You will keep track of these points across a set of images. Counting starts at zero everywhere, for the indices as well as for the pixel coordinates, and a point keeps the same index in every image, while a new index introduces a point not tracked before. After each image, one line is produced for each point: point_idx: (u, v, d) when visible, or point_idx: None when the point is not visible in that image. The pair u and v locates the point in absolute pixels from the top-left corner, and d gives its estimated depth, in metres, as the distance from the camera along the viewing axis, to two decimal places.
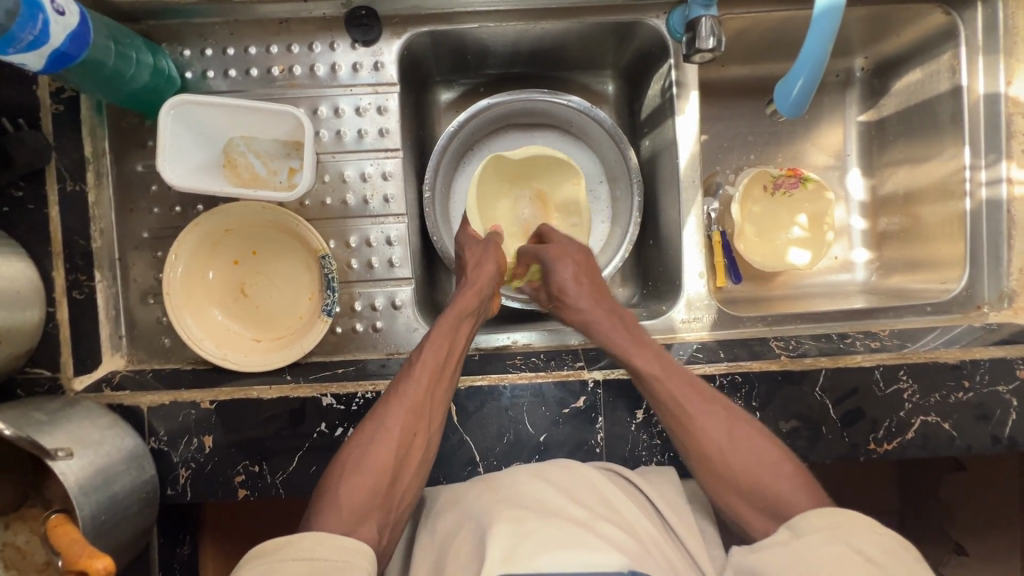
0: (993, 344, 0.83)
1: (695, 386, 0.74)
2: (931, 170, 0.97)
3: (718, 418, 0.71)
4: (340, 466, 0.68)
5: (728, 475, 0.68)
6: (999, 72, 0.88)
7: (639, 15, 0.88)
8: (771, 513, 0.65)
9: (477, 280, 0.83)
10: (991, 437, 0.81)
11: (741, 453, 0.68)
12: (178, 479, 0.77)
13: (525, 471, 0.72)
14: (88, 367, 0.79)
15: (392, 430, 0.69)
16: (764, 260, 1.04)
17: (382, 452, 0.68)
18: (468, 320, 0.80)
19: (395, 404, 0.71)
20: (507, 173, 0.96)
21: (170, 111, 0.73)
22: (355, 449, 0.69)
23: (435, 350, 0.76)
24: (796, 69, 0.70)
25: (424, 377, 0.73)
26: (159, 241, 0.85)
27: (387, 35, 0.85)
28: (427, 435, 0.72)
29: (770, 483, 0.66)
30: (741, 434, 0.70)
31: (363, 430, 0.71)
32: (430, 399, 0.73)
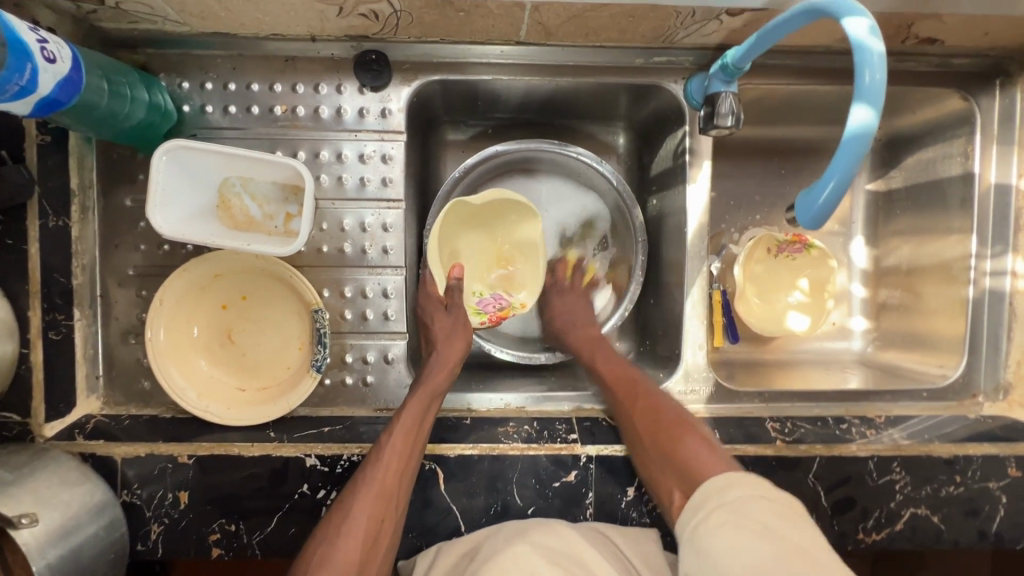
0: (985, 440, 0.83)
1: (629, 372, 0.83)
2: (936, 251, 0.97)
3: (642, 397, 0.78)
4: (305, 560, 0.64)
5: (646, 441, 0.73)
6: (1011, 164, 0.89)
7: (656, 79, 0.86)
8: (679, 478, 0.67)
9: (446, 358, 0.81)
10: (978, 532, 0.81)
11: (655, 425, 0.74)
12: (149, 535, 0.74)
13: (510, 528, 0.72)
14: (61, 410, 0.75)
15: (359, 520, 0.66)
16: (763, 323, 1.03)
17: (348, 547, 0.65)
18: (437, 401, 0.77)
19: (363, 492, 0.68)
20: (468, 215, 0.88)
21: (163, 156, 0.69)
22: (323, 540, 0.65)
23: (403, 430, 0.73)
24: (826, 172, 0.55)
25: (393, 463, 0.70)
26: (145, 279, 0.82)
27: (396, 81, 0.82)
28: (394, 523, 0.69)
29: (679, 457, 0.68)
30: (653, 408, 0.76)
31: (331, 518, 0.68)
32: (398, 487, 0.69)
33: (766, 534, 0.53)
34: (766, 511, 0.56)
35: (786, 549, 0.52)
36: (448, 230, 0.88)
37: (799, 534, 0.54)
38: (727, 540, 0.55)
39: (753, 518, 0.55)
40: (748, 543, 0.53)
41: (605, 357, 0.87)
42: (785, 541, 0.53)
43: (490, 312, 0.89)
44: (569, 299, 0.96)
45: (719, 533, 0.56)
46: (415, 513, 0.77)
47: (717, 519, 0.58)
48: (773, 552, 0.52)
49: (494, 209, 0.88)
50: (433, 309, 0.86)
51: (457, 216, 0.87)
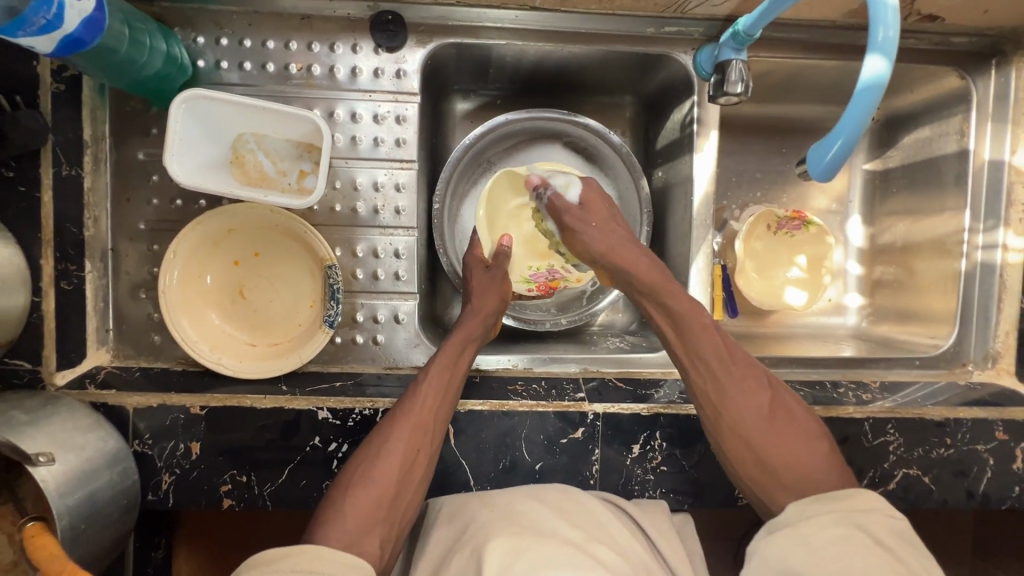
0: (975, 405, 0.87)
1: (735, 351, 0.76)
2: (930, 227, 1.00)
3: (758, 388, 0.73)
4: (347, 479, 0.68)
5: (756, 442, 0.70)
6: (1004, 140, 0.91)
7: (667, 49, 0.87)
8: (796, 487, 0.67)
9: (482, 306, 0.84)
10: (966, 492, 0.84)
11: (780, 436, 0.70)
12: (160, 485, 0.74)
13: (522, 490, 0.74)
14: (71, 361, 0.75)
15: (397, 447, 0.69)
16: (761, 296, 1.06)
17: (388, 469, 0.68)
18: (473, 346, 0.81)
19: (400, 421, 0.71)
20: (525, 188, 0.94)
21: (181, 104, 0.70)
22: (361, 463, 0.69)
23: (440, 369, 0.76)
24: (833, 129, 0.58)
25: (429, 398, 0.73)
26: (156, 234, 0.82)
27: (411, 43, 0.83)
28: (430, 454, 0.72)
29: (802, 463, 0.68)
30: (770, 406, 0.72)
31: (368, 444, 0.71)
32: (434, 420, 0.72)
33: (881, 552, 0.56)
34: (881, 526, 0.58)
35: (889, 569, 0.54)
36: (499, 202, 0.94)
37: (907, 558, 0.55)
38: (822, 542, 0.58)
39: (866, 529, 0.58)
40: (851, 555, 0.56)
41: (709, 325, 0.77)
42: (895, 563, 0.55)
43: (540, 283, 0.95)
44: (603, 232, 0.82)
45: (819, 534, 0.59)
46: None
47: (823, 522, 0.60)
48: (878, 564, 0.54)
49: None
50: (472, 268, 0.89)
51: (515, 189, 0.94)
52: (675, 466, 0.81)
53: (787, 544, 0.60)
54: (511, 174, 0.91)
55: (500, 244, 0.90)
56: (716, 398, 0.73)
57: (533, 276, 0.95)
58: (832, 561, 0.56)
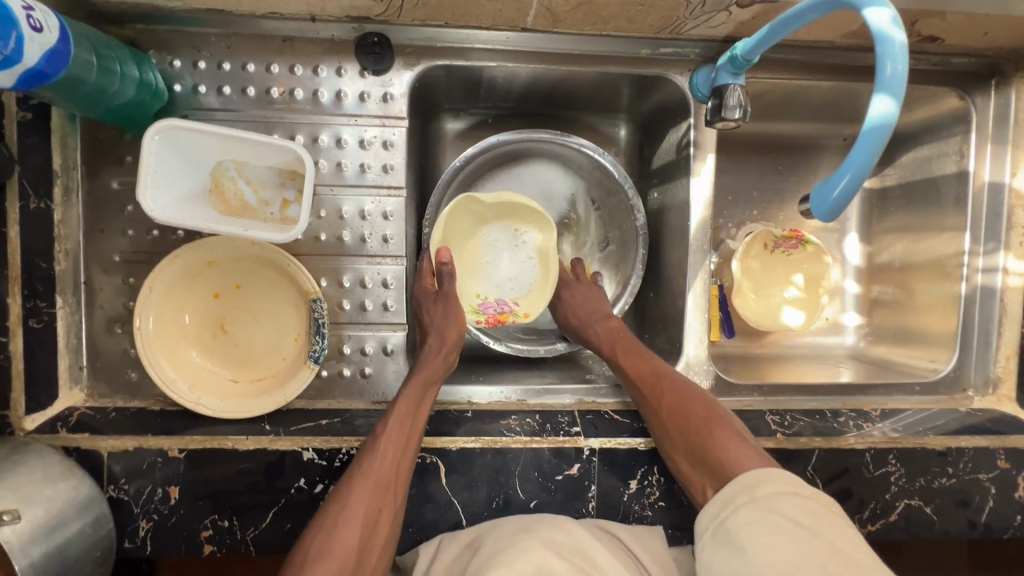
0: (976, 432, 0.85)
1: (651, 363, 0.82)
2: (929, 248, 0.98)
3: (673, 385, 0.78)
4: (304, 550, 0.64)
5: (674, 434, 0.74)
6: (1004, 162, 0.90)
7: (663, 70, 0.85)
8: (712, 472, 0.69)
9: (443, 340, 0.79)
10: (968, 522, 0.83)
11: (693, 416, 0.74)
12: (137, 532, 0.71)
13: (512, 524, 0.72)
14: (42, 403, 0.72)
15: (357, 511, 0.66)
16: (759, 317, 1.04)
17: (347, 538, 0.64)
18: (433, 389, 0.77)
19: (359, 482, 0.67)
20: (483, 213, 0.88)
21: (155, 135, 0.66)
22: (319, 532, 0.65)
23: (398, 420, 0.72)
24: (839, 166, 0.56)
25: (388, 454, 0.69)
26: (132, 265, 0.78)
27: (398, 65, 0.80)
28: (393, 512, 0.69)
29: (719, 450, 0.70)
30: (683, 403, 0.76)
31: (326, 509, 0.67)
32: (395, 478, 0.68)
33: (802, 534, 0.58)
34: (796, 505, 0.60)
35: (811, 550, 0.56)
36: (457, 225, 0.87)
37: (825, 531, 0.58)
38: (748, 536, 0.60)
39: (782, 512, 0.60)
40: (770, 538, 0.58)
41: (631, 346, 0.84)
42: (815, 541, 0.57)
43: (489, 313, 0.88)
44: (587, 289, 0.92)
45: (746, 528, 0.61)
46: (415, 507, 0.75)
47: (747, 513, 0.62)
48: (803, 554, 0.56)
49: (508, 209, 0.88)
50: (423, 301, 0.82)
51: (472, 212, 0.87)
52: (673, 501, 0.78)
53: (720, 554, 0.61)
54: (473, 199, 0.84)
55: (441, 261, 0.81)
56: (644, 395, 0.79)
57: (480, 305, 0.89)
58: (768, 555, 0.57)
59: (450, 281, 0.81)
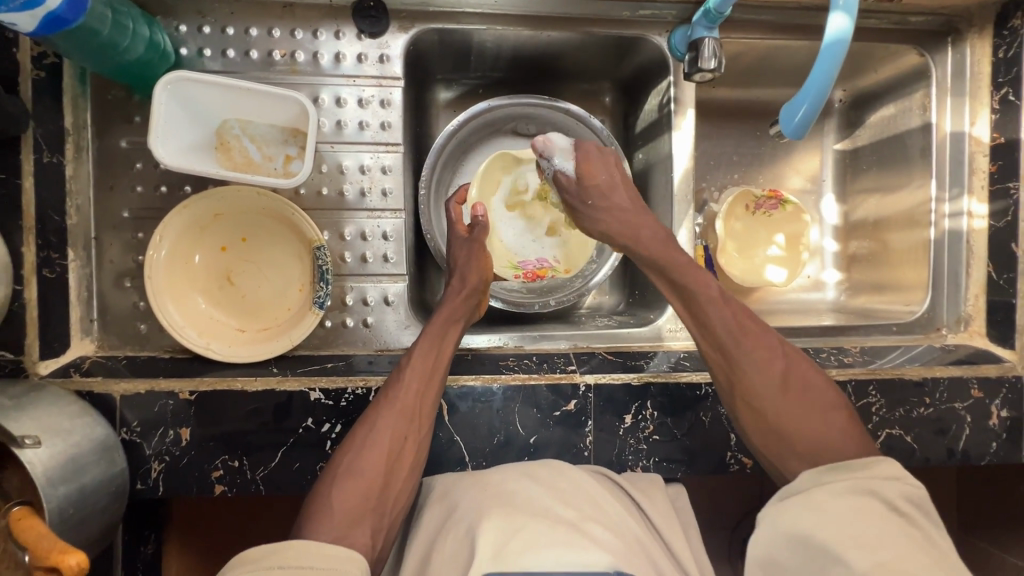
0: (950, 364, 0.90)
1: (744, 321, 0.72)
2: (900, 200, 1.04)
3: (770, 354, 0.70)
4: (333, 472, 0.67)
5: (766, 415, 0.67)
6: (964, 113, 0.96)
7: (642, 32, 0.90)
8: (814, 460, 0.63)
9: (466, 281, 0.83)
10: (947, 450, 0.87)
11: (803, 404, 0.66)
12: (149, 473, 0.73)
13: (516, 468, 0.71)
14: (55, 350, 0.74)
15: (383, 435, 0.69)
16: (743, 274, 1.09)
17: (376, 455, 0.68)
18: (455, 327, 0.81)
19: (386, 410, 0.70)
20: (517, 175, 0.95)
21: (165, 87, 0.70)
22: (349, 452, 0.68)
23: (424, 353, 0.76)
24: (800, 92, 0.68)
25: (413, 382, 0.73)
26: (140, 222, 0.81)
27: (393, 29, 0.85)
28: (419, 440, 0.71)
29: (827, 437, 0.64)
30: (793, 376, 0.69)
31: (356, 431, 0.70)
32: (421, 405, 0.72)
33: (897, 520, 0.51)
34: (894, 491, 0.53)
35: (907, 536, 0.50)
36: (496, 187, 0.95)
37: (922, 525, 0.51)
38: (836, 514, 0.52)
39: (881, 494, 0.53)
40: (870, 524, 0.50)
41: (716, 299, 0.73)
42: (912, 530, 0.50)
43: (526, 270, 0.95)
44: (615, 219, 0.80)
45: (835, 505, 0.53)
46: None
47: (838, 492, 0.54)
48: (899, 534, 0.49)
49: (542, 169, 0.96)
50: (455, 245, 0.88)
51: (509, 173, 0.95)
52: (667, 435, 0.81)
53: (796, 514, 0.54)
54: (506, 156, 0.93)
55: (476, 213, 0.89)
56: (728, 363, 0.70)
57: (519, 264, 0.95)
58: (855, 530, 0.50)
59: (484, 231, 0.88)
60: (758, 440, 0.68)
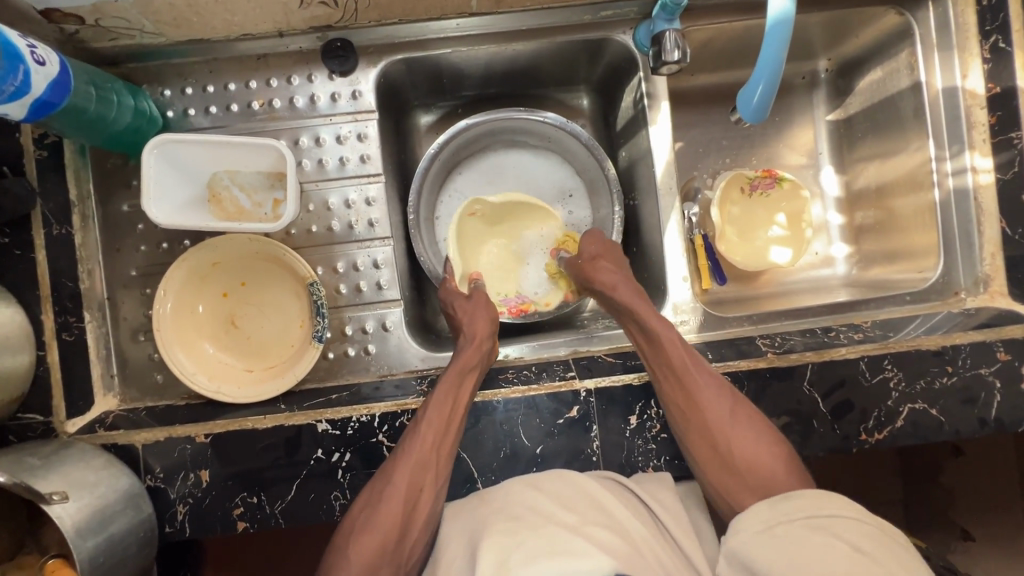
0: (972, 329, 0.85)
1: (699, 363, 0.78)
2: (900, 163, 1.00)
3: (717, 392, 0.76)
4: (350, 526, 0.70)
5: (722, 455, 0.73)
6: (954, 66, 0.91)
7: (605, 32, 0.91)
8: (758, 492, 0.70)
9: (478, 332, 0.84)
10: (979, 420, 0.82)
11: (744, 437, 0.73)
12: (176, 516, 0.75)
13: (519, 481, 0.71)
14: (80, 408, 0.79)
15: (399, 487, 0.70)
16: (746, 259, 1.06)
17: (389, 511, 0.69)
18: (472, 377, 0.79)
19: (401, 463, 0.72)
20: (487, 215, 0.98)
21: (153, 150, 0.74)
22: (365, 508, 0.70)
23: (439, 406, 0.75)
24: (753, 76, 0.72)
25: (428, 433, 0.73)
26: (147, 278, 0.87)
27: (363, 65, 0.88)
28: (435, 490, 0.72)
29: (762, 463, 0.71)
30: (739, 412, 0.75)
31: (375, 483, 0.72)
32: (435, 456, 0.73)
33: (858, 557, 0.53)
34: (853, 529, 0.56)
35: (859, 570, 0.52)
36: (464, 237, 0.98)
37: (887, 561, 0.52)
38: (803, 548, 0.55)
39: (839, 539, 0.55)
40: None
41: (674, 338, 0.79)
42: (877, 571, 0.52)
43: (511, 305, 0.97)
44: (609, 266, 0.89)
45: (798, 541, 0.57)
46: None
47: (799, 529, 0.58)
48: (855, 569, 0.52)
49: (512, 211, 0.98)
50: (451, 302, 0.89)
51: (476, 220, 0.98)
52: None
53: (763, 551, 0.58)
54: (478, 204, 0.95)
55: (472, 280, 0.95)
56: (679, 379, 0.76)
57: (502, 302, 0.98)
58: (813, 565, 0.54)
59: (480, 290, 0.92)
60: (699, 458, 0.74)
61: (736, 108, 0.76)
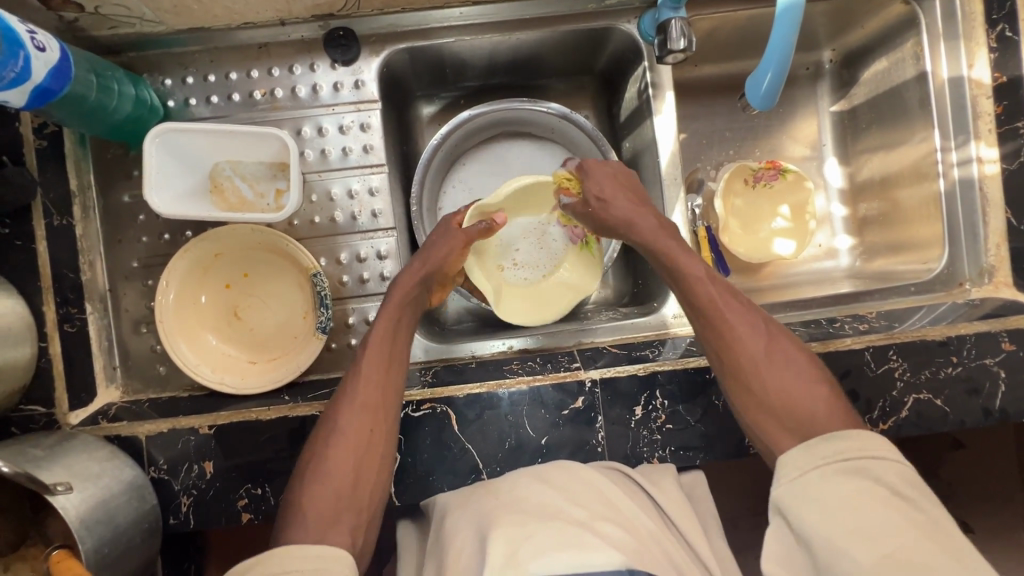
0: (977, 319, 0.85)
1: (730, 299, 0.75)
2: (906, 154, 0.99)
3: (752, 330, 0.72)
4: (299, 475, 0.69)
5: (761, 395, 0.68)
6: (960, 56, 0.90)
7: (611, 21, 0.90)
8: (798, 432, 0.65)
9: (418, 270, 0.83)
10: (983, 410, 0.82)
11: (784, 377, 0.68)
12: (180, 508, 0.75)
13: (524, 474, 0.71)
14: (83, 400, 0.78)
15: (348, 431, 0.70)
16: (749, 251, 1.06)
17: (340, 456, 0.69)
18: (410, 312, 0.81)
19: (347, 408, 0.72)
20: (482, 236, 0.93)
21: (155, 139, 0.74)
22: (314, 455, 0.70)
23: (377, 349, 0.76)
24: (762, 63, 0.73)
25: (371, 376, 0.74)
26: (149, 269, 0.86)
27: (366, 54, 0.87)
28: (386, 430, 0.72)
29: (802, 403, 0.66)
30: (779, 350, 0.70)
31: (320, 432, 0.72)
32: (381, 396, 0.73)
33: (900, 505, 0.54)
34: (892, 472, 0.56)
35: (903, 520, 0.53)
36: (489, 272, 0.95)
37: (925, 506, 0.54)
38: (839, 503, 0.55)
39: (880, 482, 0.55)
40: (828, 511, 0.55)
41: (701, 275, 0.76)
42: (915, 515, 0.53)
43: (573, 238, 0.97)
44: (630, 203, 0.82)
45: (831, 491, 0.56)
46: (433, 457, 0.78)
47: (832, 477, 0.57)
48: (898, 523, 0.53)
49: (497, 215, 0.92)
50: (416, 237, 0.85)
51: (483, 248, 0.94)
52: (681, 423, 0.79)
53: (798, 505, 0.57)
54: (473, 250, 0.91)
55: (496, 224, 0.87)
56: (711, 322, 0.74)
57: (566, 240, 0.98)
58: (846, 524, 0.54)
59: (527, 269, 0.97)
60: (740, 402, 0.71)
61: (744, 93, 0.78)
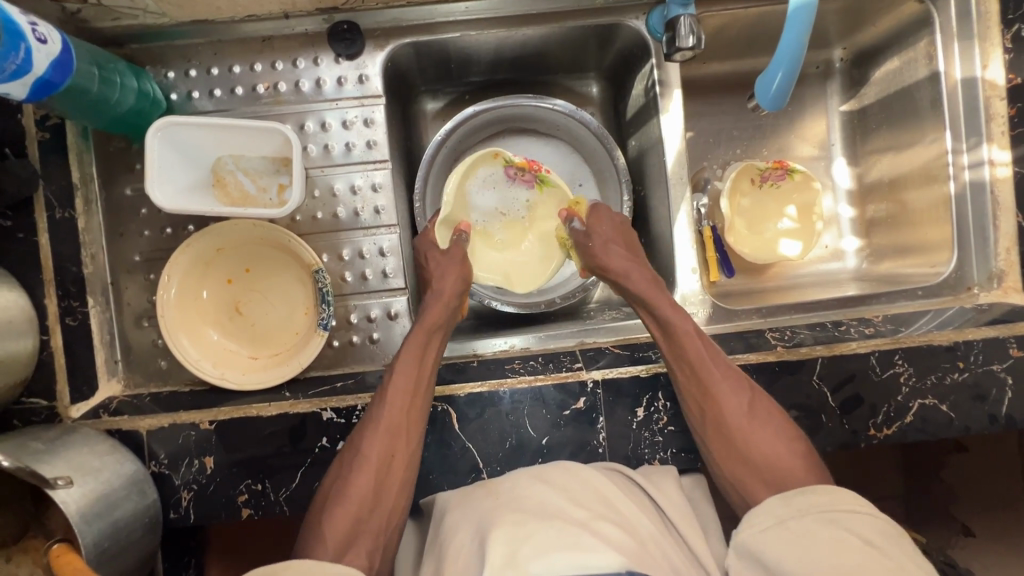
0: (985, 325, 0.84)
1: (715, 354, 0.77)
2: (916, 155, 0.98)
3: (737, 386, 0.75)
4: (322, 499, 0.71)
5: (739, 447, 0.73)
6: (974, 56, 0.88)
7: (618, 17, 0.89)
8: (773, 485, 0.71)
9: (442, 292, 0.83)
10: (989, 416, 0.81)
11: (767, 435, 0.73)
12: (181, 502, 0.75)
13: (525, 476, 0.71)
14: (84, 394, 0.78)
15: (371, 455, 0.71)
16: (755, 252, 1.05)
17: (361, 481, 0.70)
18: (435, 336, 0.81)
19: (371, 431, 0.73)
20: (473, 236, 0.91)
21: (156, 133, 0.73)
22: (337, 479, 0.71)
23: (405, 373, 0.76)
24: (773, 62, 0.71)
25: (395, 402, 0.74)
26: (151, 263, 0.86)
27: (370, 48, 0.86)
28: (407, 455, 0.73)
29: (778, 456, 0.72)
30: (761, 407, 0.75)
31: (343, 457, 0.73)
32: (405, 421, 0.74)
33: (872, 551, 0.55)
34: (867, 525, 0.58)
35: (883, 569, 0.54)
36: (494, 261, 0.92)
37: (897, 555, 0.55)
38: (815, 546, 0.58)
39: (854, 532, 0.58)
40: None
41: (691, 329, 0.78)
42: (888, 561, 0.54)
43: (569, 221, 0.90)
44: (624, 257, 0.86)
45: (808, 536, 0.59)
46: (434, 455, 0.78)
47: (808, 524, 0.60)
48: (872, 563, 0.54)
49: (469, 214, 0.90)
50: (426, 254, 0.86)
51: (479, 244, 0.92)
52: (682, 425, 0.79)
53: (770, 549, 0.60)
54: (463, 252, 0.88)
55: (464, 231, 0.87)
56: (696, 374, 0.76)
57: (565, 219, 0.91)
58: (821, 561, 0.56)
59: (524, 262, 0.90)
60: (716, 456, 0.74)
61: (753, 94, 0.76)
